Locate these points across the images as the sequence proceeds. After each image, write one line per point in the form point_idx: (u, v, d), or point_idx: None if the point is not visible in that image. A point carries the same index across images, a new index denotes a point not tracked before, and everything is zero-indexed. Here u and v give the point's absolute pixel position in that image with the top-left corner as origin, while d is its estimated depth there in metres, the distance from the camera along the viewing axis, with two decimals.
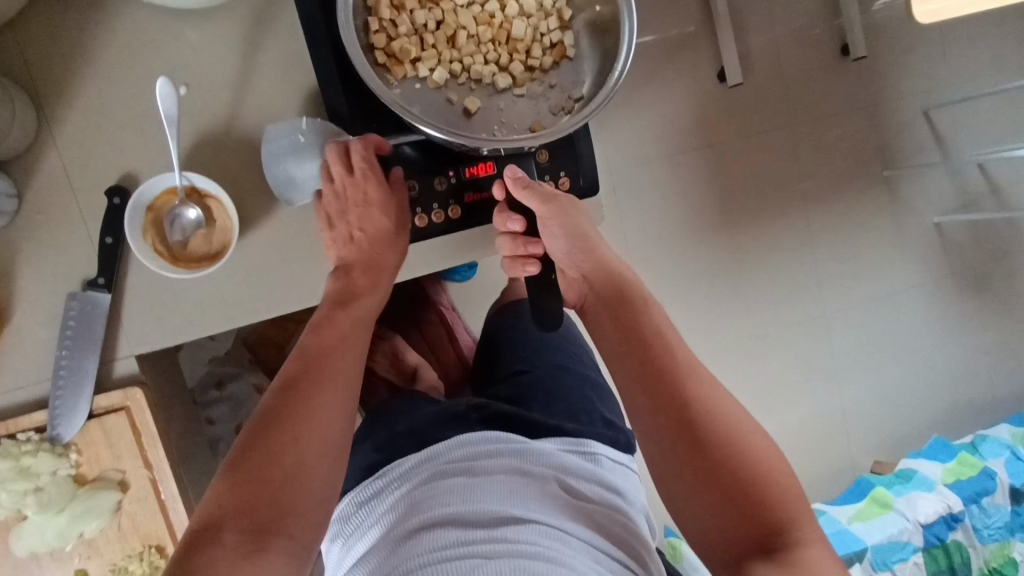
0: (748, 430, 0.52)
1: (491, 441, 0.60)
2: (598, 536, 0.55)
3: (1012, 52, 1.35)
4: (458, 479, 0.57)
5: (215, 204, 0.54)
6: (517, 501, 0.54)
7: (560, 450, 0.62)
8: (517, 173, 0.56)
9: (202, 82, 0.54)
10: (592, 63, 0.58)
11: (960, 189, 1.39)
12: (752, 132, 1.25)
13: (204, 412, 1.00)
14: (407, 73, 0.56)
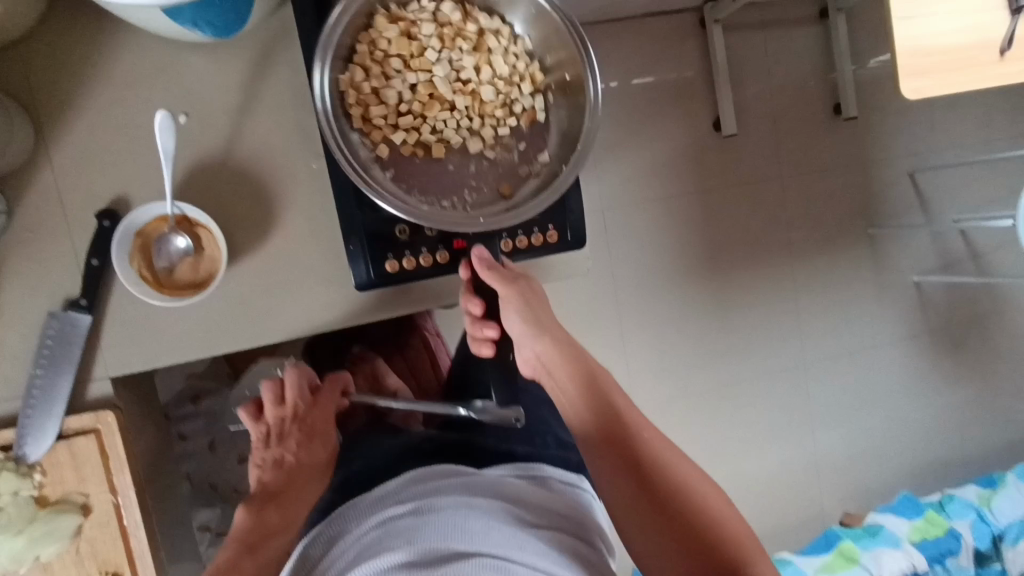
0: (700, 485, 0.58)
1: (438, 477, 0.61)
2: (551, 561, 0.53)
3: (992, 125, 1.41)
4: (406, 518, 0.55)
5: (205, 233, 0.54)
6: (465, 534, 0.53)
7: (512, 476, 0.65)
8: (483, 254, 0.58)
9: (203, 112, 0.55)
10: (560, 127, 0.60)
11: (940, 251, 1.43)
12: (744, 181, 1.29)
13: (177, 426, 1.00)
14: (382, 138, 0.57)
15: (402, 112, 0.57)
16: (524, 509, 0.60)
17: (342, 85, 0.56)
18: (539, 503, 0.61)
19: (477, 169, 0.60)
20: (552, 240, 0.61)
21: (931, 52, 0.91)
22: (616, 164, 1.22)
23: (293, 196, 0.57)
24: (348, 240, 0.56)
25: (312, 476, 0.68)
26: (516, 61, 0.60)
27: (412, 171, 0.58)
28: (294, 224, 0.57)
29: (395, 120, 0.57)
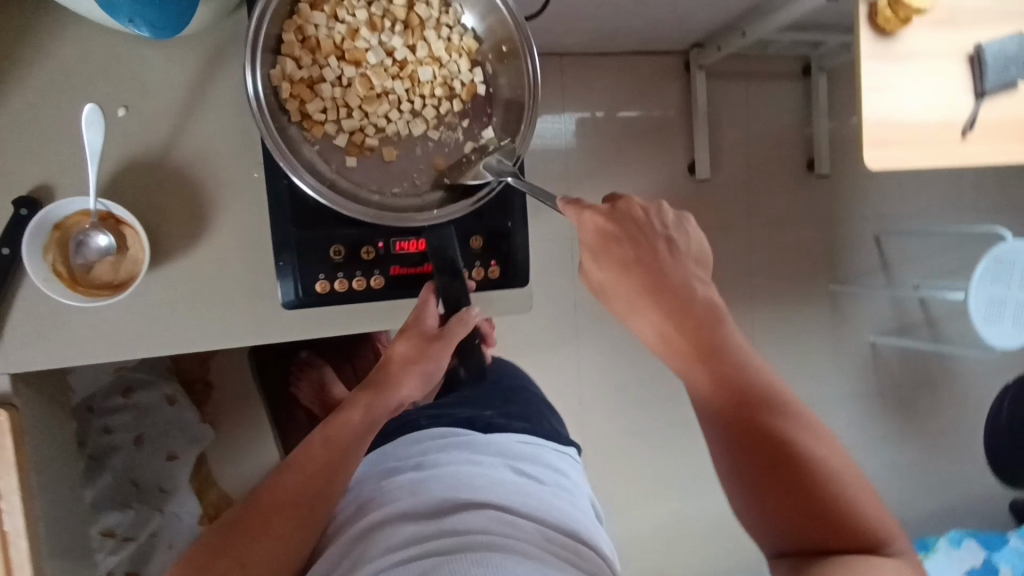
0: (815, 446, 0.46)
1: (439, 440, 0.71)
2: (543, 512, 0.62)
3: (946, 203, 1.57)
4: (413, 475, 0.65)
5: (131, 233, 0.52)
6: (466, 486, 0.62)
7: (503, 446, 0.73)
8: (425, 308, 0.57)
9: (143, 107, 0.53)
10: (503, 99, 0.57)
11: (894, 312, 1.57)
12: (724, 224, 1.45)
13: (103, 421, 0.94)
14: (324, 131, 0.53)
15: (339, 100, 0.53)
16: (517, 463, 0.70)
17: (273, 79, 0.51)
18: (527, 459, 0.72)
19: (426, 154, 0.56)
20: (492, 275, 0.60)
21: (897, 126, 0.93)
22: (602, 192, 1.37)
23: (230, 203, 0.55)
24: (279, 257, 0.55)
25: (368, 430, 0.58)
26: (450, 35, 0.56)
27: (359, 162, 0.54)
28: (226, 232, 0.55)
29: (335, 110, 0.53)
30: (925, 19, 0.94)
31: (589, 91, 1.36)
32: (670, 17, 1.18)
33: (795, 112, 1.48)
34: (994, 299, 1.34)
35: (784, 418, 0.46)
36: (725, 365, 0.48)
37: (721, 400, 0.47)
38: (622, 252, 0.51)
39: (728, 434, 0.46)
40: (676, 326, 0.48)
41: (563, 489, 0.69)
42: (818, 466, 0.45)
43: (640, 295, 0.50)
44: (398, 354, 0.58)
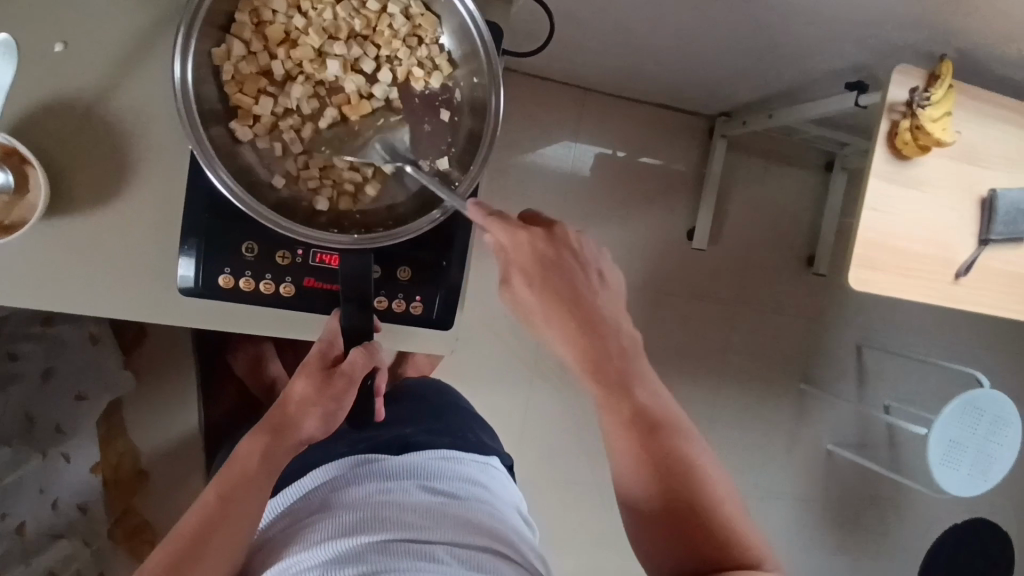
0: (664, 407, 0.55)
1: (348, 474, 0.63)
2: (471, 535, 0.56)
3: (936, 330, 1.54)
4: (321, 519, 0.57)
5: (33, 176, 0.48)
6: (381, 521, 0.55)
7: (423, 461, 0.66)
8: (326, 346, 0.54)
9: (80, 48, 0.49)
10: (465, 132, 0.52)
11: (857, 428, 1.53)
12: (710, 298, 1.41)
13: (12, 346, 0.92)
14: (262, 122, 0.49)
15: (286, 96, 0.50)
16: (436, 482, 0.63)
17: (215, 58, 0.47)
18: (445, 472, 0.65)
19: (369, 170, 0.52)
20: (414, 311, 0.56)
21: (890, 250, 0.89)
22: (596, 235, 1.33)
23: (151, 170, 0.51)
24: (185, 238, 0.50)
25: (274, 454, 0.54)
26: (421, 50, 0.51)
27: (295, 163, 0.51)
28: (136, 199, 0.51)
29: (279, 105, 0.50)
30: (946, 151, 0.90)
31: (605, 132, 1.32)
32: (701, 82, 1.16)
33: (807, 204, 1.45)
34: (956, 442, 1.30)
35: (677, 443, 0.54)
36: (633, 395, 0.54)
37: (630, 427, 0.54)
38: (557, 278, 0.54)
39: (636, 458, 0.53)
40: (588, 351, 0.54)
41: (484, 502, 0.63)
42: (670, 437, 0.54)
43: (562, 317, 0.54)
44: (297, 395, 0.54)
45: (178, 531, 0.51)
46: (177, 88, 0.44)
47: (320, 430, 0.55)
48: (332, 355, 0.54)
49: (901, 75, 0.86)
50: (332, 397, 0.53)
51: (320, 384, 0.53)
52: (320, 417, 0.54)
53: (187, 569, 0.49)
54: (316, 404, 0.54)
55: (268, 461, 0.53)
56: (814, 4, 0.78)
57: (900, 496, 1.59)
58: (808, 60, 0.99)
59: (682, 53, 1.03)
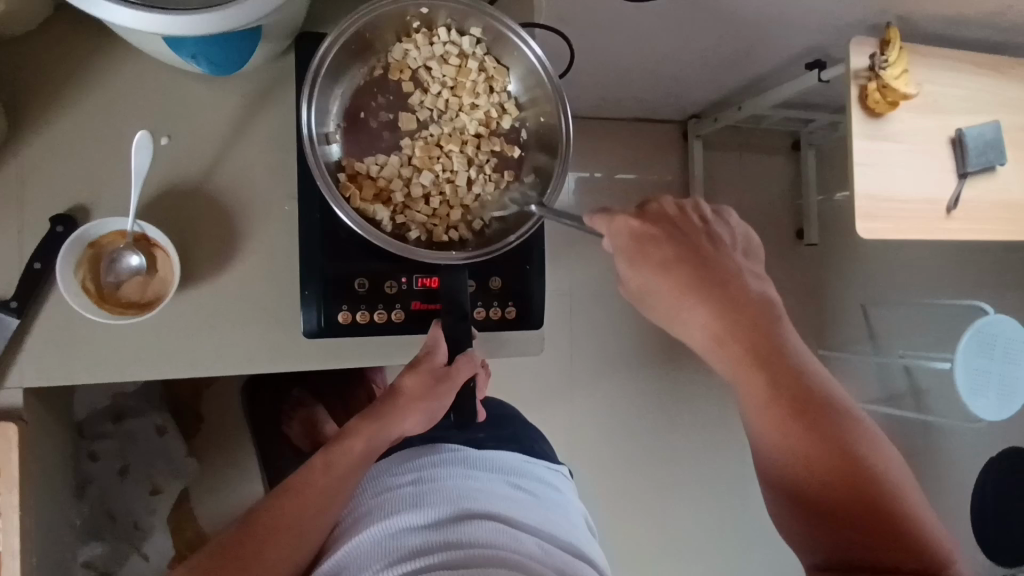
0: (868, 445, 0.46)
1: (439, 453, 0.70)
2: (542, 530, 0.63)
3: (929, 276, 1.65)
4: (410, 488, 0.65)
5: (161, 255, 0.53)
6: (469, 500, 0.63)
7: (508, 460, 0.74)
8: (432, 347, 0.55)
9: (186, 136, 0.55)
10: (535, 161, 0.59)
11: (881, 382, 1.61)
12: None
13: (91, 446, 0.92)
14: (364, 164, 0.56)
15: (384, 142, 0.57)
16: (515, 477, 0.71)
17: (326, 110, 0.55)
18: (523, 471, 0.73)
19: (455, 200, 0.58)
20: (509, 316, 0.62)
21: (883, 200, 0.98)
22: None
23: (261, 232, 0.57)
24: (304, 287, 0.56)
25: (376, 443, 0.58)
26: (495, 95, 0.59)
27: (391, 197, 0.56)
28: (253, 260, 0.57)
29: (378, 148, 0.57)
30: (910, 105, 1.01)
31: (592, 152, 1.42)
32: (675, 90, 1.26)
33: (785, 183, 1.56)
34: (978, 371, 1.37)
35: (848, 426, 0.46)
36: (788, 367, 0.47)
37: (781, 398, 0.47)
38: (669, 250, 0.52)
39: (801, 438, 0.46)
40: (727, 318, 0.48)
41: (555, 502, 0.71)
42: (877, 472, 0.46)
43: (685, 288, 0.50)
44: (405, 388, 0.56)
45: (285, 486, 0.58)
46: (303, 133, 0.51)
47: (420, 426, 0.58)
48: (437, 359, 0.55)
49: (858, 47, 0.97)
50: (438, 397, 0.55)
51: (427, 380, 0.56)
52: (420, 418, 0.57)
53: (281, 529, 0.56)
54: (419, 400, 0.56)
55: (369, 445, 0.58)
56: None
57: (933, 439, 1.66)
58: (769, 51, 1.10)
59: (657, 66, 1.13)
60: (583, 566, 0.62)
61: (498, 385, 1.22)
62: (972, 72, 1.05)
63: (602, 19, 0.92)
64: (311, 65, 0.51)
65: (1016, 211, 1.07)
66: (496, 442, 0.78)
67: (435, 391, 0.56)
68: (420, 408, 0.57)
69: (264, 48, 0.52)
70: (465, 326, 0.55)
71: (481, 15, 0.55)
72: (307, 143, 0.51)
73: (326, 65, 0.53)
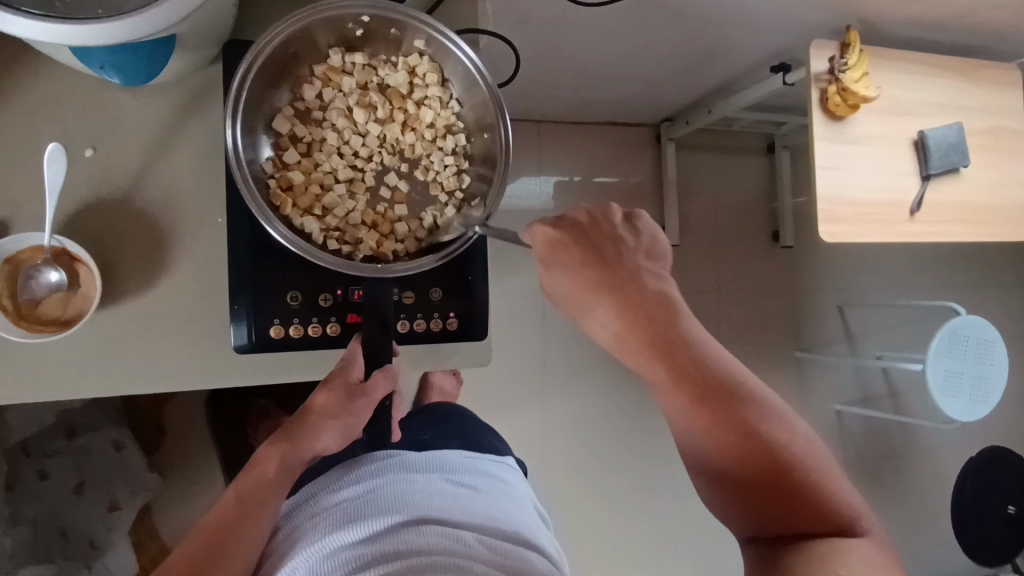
0: (767, 414, 0.46)
1: (377, 462, 0.69)
2: (486, 521, 0.62)
3: (904, 277, 1.65)
4: (350, 507, 0.63)
5: (84, 270, 0.52)
6: (407, 505, 0.62)
7: (452, 458, 0.73)
8: (349, 364, 0.56)
9: (110, 147, 0.54)
10: (473, 179, 0.59)
11: (858, 384, 1.61)
12: (696, 290, 1.49)
13: (39, 464, 0.93)
14: (293, 172, 0.55)
15: (321, 152, 0.56)
16: (458, 475, 0.70)
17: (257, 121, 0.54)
18: (467, 466, 0.73)
19: (389, 213, 0.57)
20: (450, 327, 0.61)
21: (849, 205, 0.98)
22: None
23: (190, 244, 0.56)
24: (235, 302, 0.55)
25: (292, 464, 0.60)
26: (437, 108, 0.59)
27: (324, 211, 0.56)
28: (182, 272, 0.56)
29: (310, 158, 0.56)
30: (873, 108, 1.01)
31: (563, 157, 1.41)
32: (643, 93, 1.26)
33: (759, 186, 1.55)
34: (952, 372, 1.37)
35: (761, 409, 0.46)
36: (686, 351, 0.47)
37: (701, 389, 0.46)
38: (582, 244, 0.51)
39: (705, 422, 0.45)
40: (632, 315, 0.48)
41: (500, 494, 0.70)
42: (779, 444, 0.45)
43: (594, 284, 0.49)
44: (320, 405, 0.57)
45: (203, 527, 0.58)
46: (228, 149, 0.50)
47: (339, 441, 0.60)
48: (356, 374, 0.56)
49: (818, 50, 0.97)
50: (354, 412, 0.57)
51: (342, 397, 0.56)
52: (338, 432, 0.59)
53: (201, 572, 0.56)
54: (337, 416, 0.57)
55: (285, 466, 0.59)
56: (731, 2, 0.89)
57: (911, 440, 1.66)
58: (733, 55, 1.09)
59: (622, 71, 1.12)
60: (535, 554, 0.61)
61: (468, 392, 1.21)
62: (936, 75, 1.05)
63: (560, 23, 0.91)
64: (238, 73, 0.50)
65: (981, 213, 1.07)
66: (443, 440, 0.78)
67: (351, 408, 0.56)
68: (336, 424, 0.58)
69: (184, 56, 0.51)
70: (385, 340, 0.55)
71: (420, 25, 0.54)
72: (233, 158, 0.49)
73: (256, 70, 0.51)
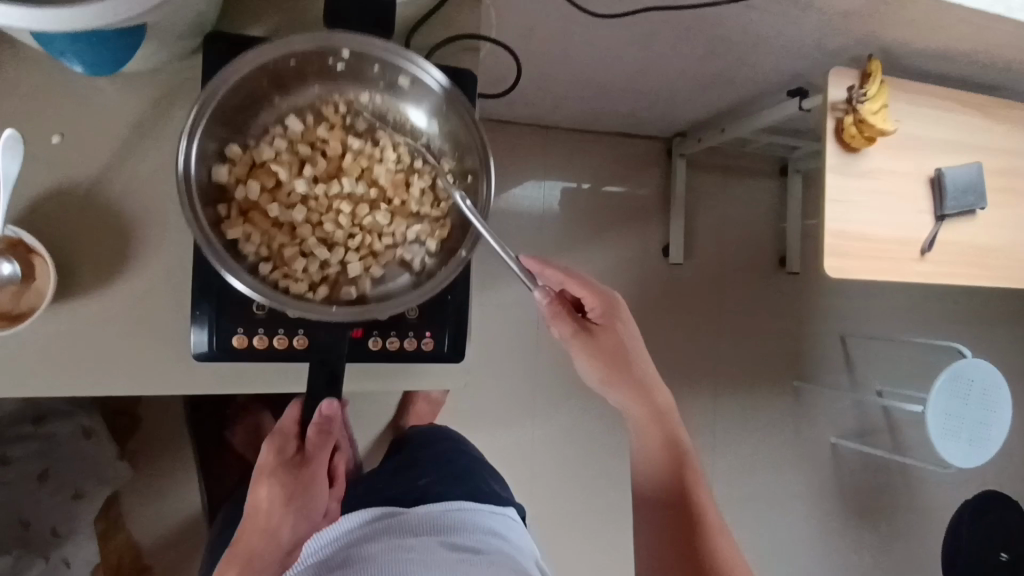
0: (698, 485, 0.71)
1: (371, 522, 0.67)
2: None
3: (912, 312, 1.61)
4: (340, 573, 0.60)
5: (39, 263, 0.49)
6: (400, 573, 0.58)
7: (443, 513, 0.70)
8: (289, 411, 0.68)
9: (78, 137, 0.52)
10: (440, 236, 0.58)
11: (856, 418, 1.57)
12: (697, 310, 1.46)
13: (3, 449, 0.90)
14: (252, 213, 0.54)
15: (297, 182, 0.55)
16: (455, 535, 0.66)
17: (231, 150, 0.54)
18: (463, 522, 0.69)
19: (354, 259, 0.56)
20: (426, 348, 0.58)
21: (858, 240, 0.94)
22: (573, 261, 1.37)
23: (153, 242, 0.53)
24: (196, 305, 0.52)
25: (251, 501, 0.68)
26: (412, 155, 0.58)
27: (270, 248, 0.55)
28: (144, 270, 0.53)
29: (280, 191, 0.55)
30: (890, 139, 0.97)
31: (571, 166, 1.38)
32: (656, 108, 1.23)
33: (770, 209, 1.51)
34: (952, 416, 1.33)
35: (698, 476, 0.71)
36: (667, 422, 0.72)
37: (667, 445, 0.71)
38: (607, 330, 0.68)
39: (662, 470, 0.71)
40: (643, 388, 0.70)
41: (504, 555, 0.66)
42: (701, 506, 0.70)
43: (624, 362, 0.69)
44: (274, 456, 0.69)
45: None
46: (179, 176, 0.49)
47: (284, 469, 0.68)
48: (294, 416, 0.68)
49: (836, 77, 0.94)
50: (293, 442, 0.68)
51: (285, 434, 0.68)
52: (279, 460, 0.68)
53: None
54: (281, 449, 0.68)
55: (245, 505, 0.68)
56: (748, 22, 0.85)
57: (907, 478, 1.62)
58: (749, 75, 1.06)
59: (634, 84, 1.09)
60: None
61: (454, 402, 1.18)
62: (958, 110, 1.01)
63: (570, 31, 0.88)
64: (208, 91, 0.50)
65: (996, 258, 1.03)
66: (453, 482, 0.79)
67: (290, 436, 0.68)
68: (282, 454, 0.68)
69: (156, 46, 0.48)
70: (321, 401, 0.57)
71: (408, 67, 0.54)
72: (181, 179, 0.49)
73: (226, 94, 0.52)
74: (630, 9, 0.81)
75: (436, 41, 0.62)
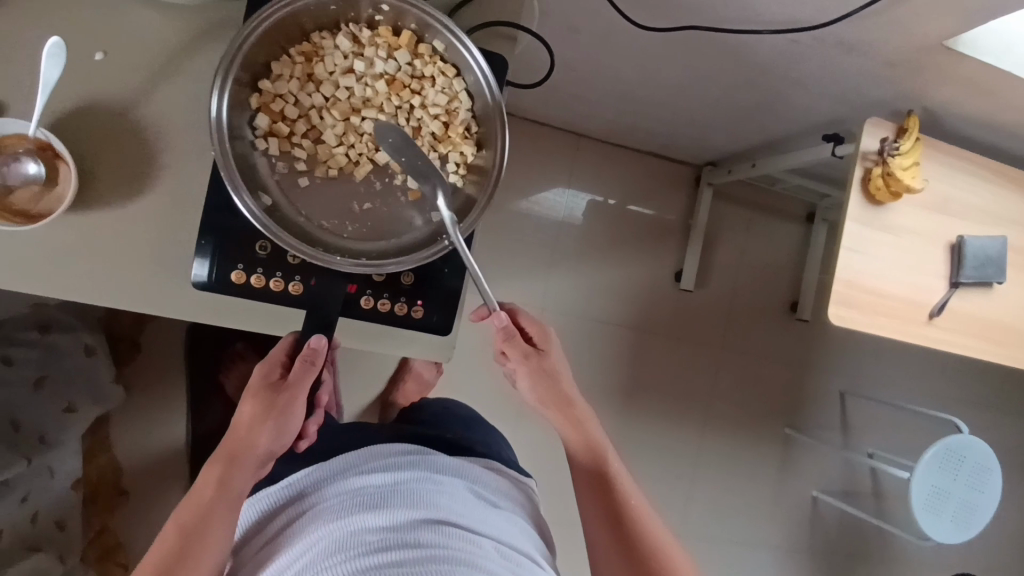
0: (626, 487, 0.74)
1: (400, 452, 0.70)
2: (508, 538, 0.64)
3: (917, 379, 1.58)
4: (371, 489, 0.65)
5: (64, 169, 0.52)
6: (430, 503, 0.64)
7: (472, 463, 0.74)
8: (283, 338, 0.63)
9: (120, 59, 0.54)
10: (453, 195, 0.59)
11: (843, 477, 1.54)
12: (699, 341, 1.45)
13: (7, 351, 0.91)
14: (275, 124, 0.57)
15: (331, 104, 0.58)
16: (483, 488, 0.71)
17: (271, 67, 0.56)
18: (493, 483, 0.73)
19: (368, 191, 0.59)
20: (415, 315, 0.60)
21: (867, 292, 0.94)
22: (585, 270, 1.38)
23: (174, 168, 0.55)
24: (202, 235, 0.55)
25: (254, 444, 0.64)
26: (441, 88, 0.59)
27: (289, 180, 0.58)
28: (161, 194, 0.55)
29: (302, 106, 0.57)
30: (916, 199, 0.96)
31: (599, 177, 1.39)
32: (690, 132, 1.23)
33: (792, 254, 1.50)
34: (939, 489, 1.31)
35: (624, 480, 0.75)
36: (589, 431, 0.76)
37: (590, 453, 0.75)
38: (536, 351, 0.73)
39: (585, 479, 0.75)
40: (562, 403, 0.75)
41: (517, 514, 0.71)
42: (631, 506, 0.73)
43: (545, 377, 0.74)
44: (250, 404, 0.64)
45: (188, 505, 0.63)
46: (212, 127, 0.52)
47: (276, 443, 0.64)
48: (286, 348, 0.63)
49: (872, 127, 0.93)
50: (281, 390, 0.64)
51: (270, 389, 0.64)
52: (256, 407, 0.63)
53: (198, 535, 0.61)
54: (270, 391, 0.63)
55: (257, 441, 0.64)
56: (794, 57, 0.85)
57: (886, 546, 1.59)
58: (786, 114, 1.06)
59: (671, 104, 1.10)
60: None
61: (443, 385, 1.20)
62: (991, 180, 1.00)
63: (614, 39, 0.89)
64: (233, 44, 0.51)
65: (1008, 334, 1.02)
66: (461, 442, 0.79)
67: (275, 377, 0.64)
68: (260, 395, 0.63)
69: None
70: (315, 333, 0.57)
71: (440, 29, 0.55)
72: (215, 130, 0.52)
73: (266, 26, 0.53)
74: (676, 26, 0.82)
75: (473, 25, 0.64)
